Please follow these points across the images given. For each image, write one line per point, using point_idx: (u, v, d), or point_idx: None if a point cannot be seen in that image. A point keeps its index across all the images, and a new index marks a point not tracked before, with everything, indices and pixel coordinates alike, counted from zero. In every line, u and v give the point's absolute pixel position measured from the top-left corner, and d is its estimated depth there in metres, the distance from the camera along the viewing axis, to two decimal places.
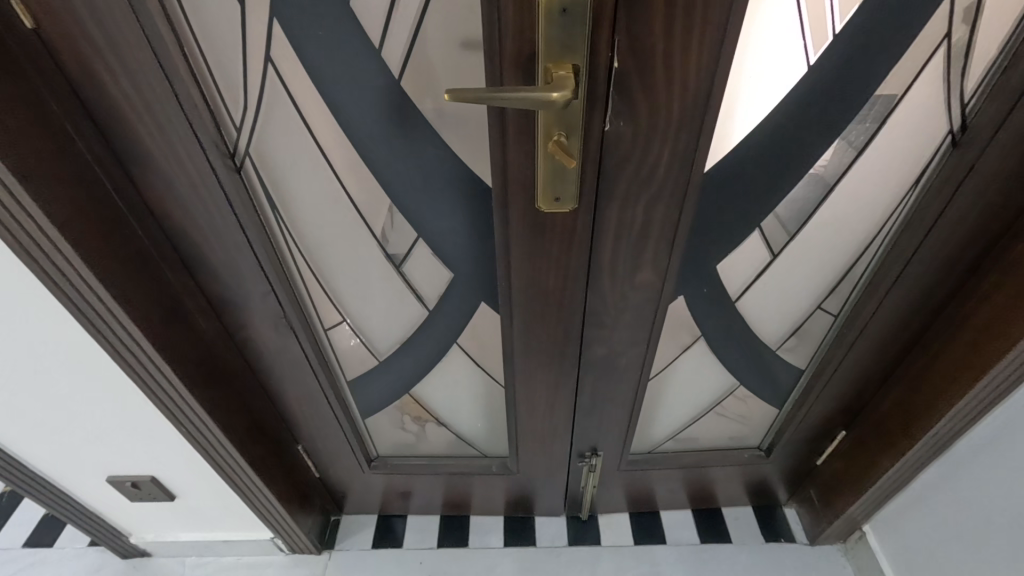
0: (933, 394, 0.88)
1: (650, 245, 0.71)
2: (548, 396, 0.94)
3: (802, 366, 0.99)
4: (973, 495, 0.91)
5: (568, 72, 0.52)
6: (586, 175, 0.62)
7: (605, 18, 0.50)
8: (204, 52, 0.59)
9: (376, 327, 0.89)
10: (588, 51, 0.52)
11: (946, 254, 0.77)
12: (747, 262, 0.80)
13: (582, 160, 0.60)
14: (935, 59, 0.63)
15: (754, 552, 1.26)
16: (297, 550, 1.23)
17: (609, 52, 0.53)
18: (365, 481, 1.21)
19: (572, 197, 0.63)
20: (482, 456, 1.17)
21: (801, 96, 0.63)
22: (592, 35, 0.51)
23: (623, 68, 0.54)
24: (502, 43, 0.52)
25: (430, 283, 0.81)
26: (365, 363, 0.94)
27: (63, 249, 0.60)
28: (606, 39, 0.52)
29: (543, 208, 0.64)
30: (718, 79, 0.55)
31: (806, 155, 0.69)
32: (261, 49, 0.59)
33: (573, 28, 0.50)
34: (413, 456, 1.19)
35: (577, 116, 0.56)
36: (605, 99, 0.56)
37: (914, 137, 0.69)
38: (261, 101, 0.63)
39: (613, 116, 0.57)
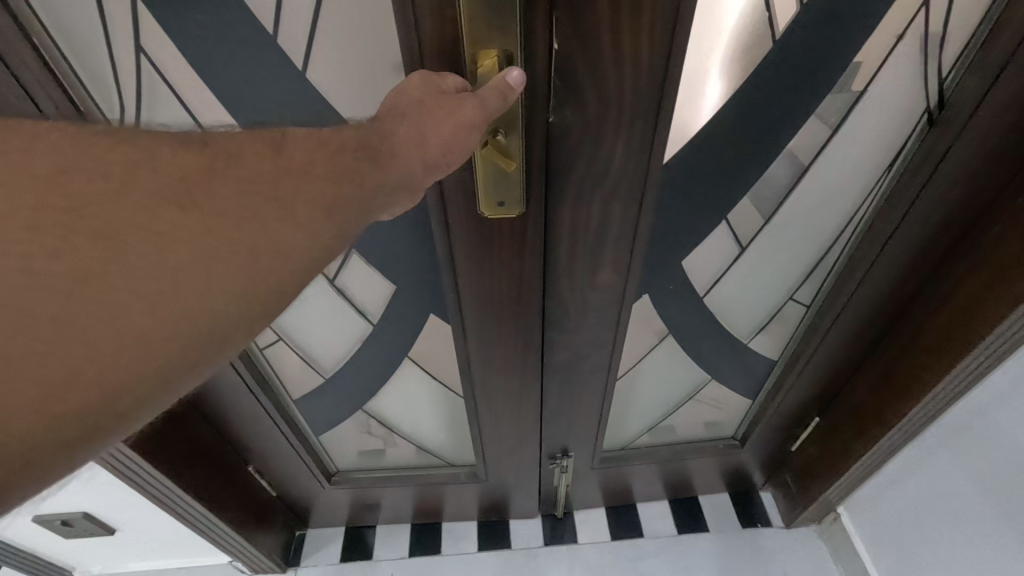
0: (907, 380, 0.85)
1: (609, 244, 0.64)
2: (511, 405, 0.89)
3: (776, 355, 0.96)
4: (948, 478, 0.89)
5: (495, 59, 0.45)
6: (532, 176, 0.55)
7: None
8: (63, 48, 0.52)
9: (321, 347, 0.82)
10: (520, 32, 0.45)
11: (921, 239, 0.73)
12: (714, 254, 0.75)
13: (525, 161, 0.53)
14: (914, 27, 0.57)
15: (730, 539, 1.25)
16: (260, 570, 1.16)
17: (549, 34, 0.46)
18: (327, 496, 1.15)
19: (518, 201, 0.56)
20: (450, 465, 1.12)
21: (768, 73, 0.57)
22: (524, 13, 0.44)
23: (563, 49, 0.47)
24: (421, 26, 0.44)
25: (370, 296, 0.74)
26: (311, 380, 0.88)
27: None
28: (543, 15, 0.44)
29: (487, 213, 0.57)
30: (673, 60, 0.48)
31: (773, 141, 0.63)
32: (130, 40, 0.53)
33: (502, 5, 0.43)
34: (377, 469, 1.13)
35: (514, 111, 0.49)
36: (546, 87, 0.49)
37: (889, 115, 0.64)
38: (139, 103, 0.57)
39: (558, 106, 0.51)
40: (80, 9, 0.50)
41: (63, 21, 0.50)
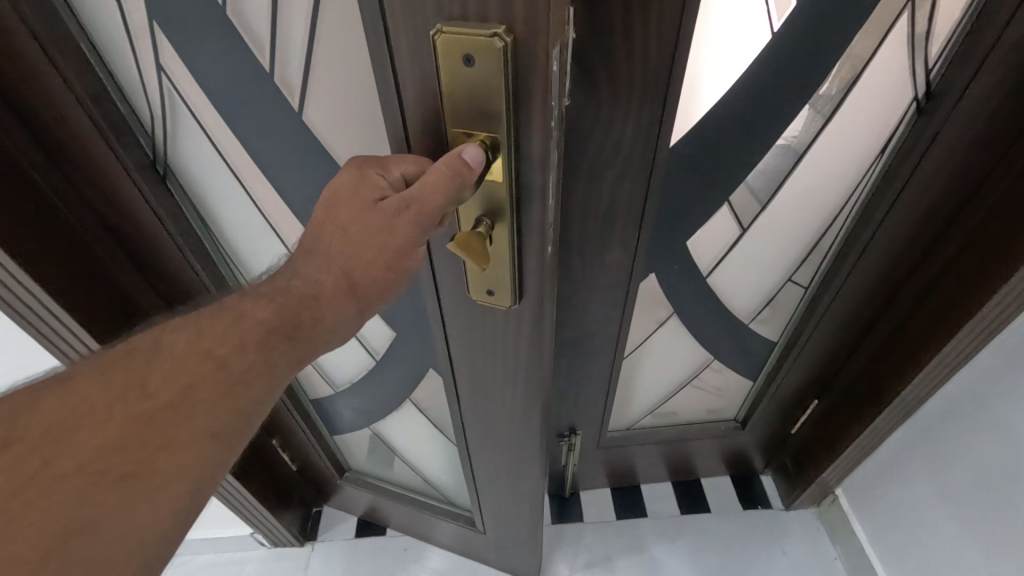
0: (901, 359, 0.89)
1: (618, 225, 0.69)
2: (509, 472, 0.85)
3: (775, 337, 1.00)
4: (940, 454, 0.94)
5: (480, 143, 0.42)
6: (520, 270, 0.51)
7: (533, 72, 0.38)
8: (100, 59, 0.58)
9: (337, 366, 0.95)
10: (510, 113, 0.40)
11: (912, 222, 0.77)
12: (717, 236, 0.79)
13: (509, 256, 0.50)
14: (899, 23, 0.62)
15: (732, 520, 1.29)
16: (279, 542, 1.23)
17: (547, 95, 0.39)
18: (342, 492, 1.23)
19: (506, 293, 0.53)
20: (450, 504, 1.14)
21: (767, 63, 0.61)
22: (516, 94, 0.39)
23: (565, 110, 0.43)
24: (403, 89, 0.42)
25: (377, 337, 0.86)
26: (323, 391, 1.02)
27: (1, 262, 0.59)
28: (544, 99, 0.39)
29: (478, 296, 0.56)
30: (680, 52, 0.52)
31: (772, 129, 0.68)
32: (151, 53, 0.58)
33: (482, 79, 0.38)
34: (383, 482, 1.19)
35: (501, 199, 0.45)
36: (547, 164, 0.43)
37: (880, 105, 0.69)
38: (163, 108, 0.63)
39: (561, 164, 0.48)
40: (112, 26, 0.56)
41: (99, 35, 0.57)
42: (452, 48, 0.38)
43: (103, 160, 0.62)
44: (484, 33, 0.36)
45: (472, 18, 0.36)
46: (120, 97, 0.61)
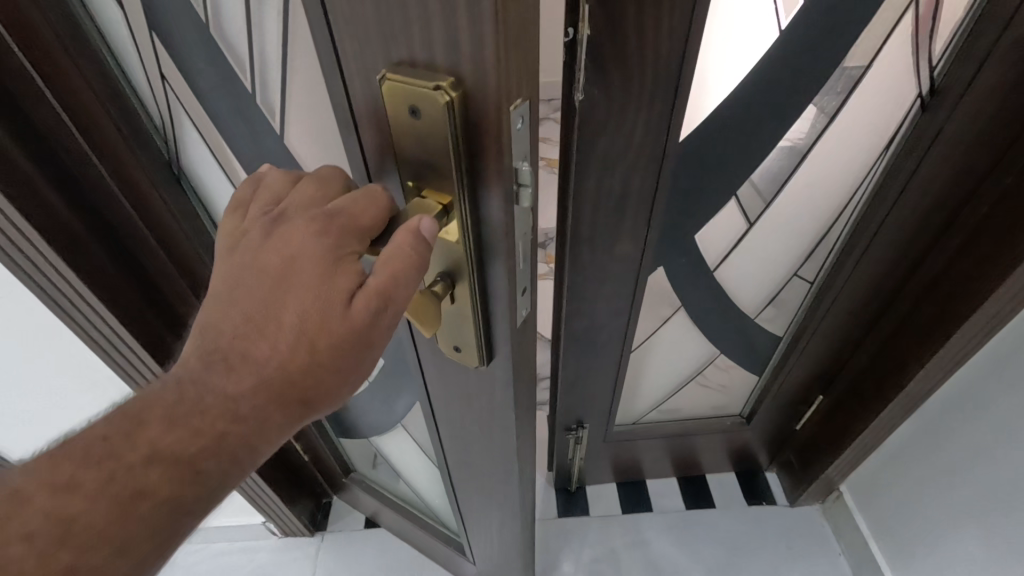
0: (906, 355, 0.91)
1: (627, 217, 0.71)
2: (490, 515, 0.82)
3: (780, 333, 1.02)
4: (944, 448, 0.95)
5: (438, 207, 0.36)
6: (491, 330, 0.45)
7: (485, 129, 0.33)
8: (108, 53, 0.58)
9: None
10: (462, 168, 0.34)
11: (915, 218, 0.79)
12: (724, 230, 0.81)
13: (480, 314, 0.44)
14: (903, 22, 0.64)
15: (737, 516, 1.30)
16: (290, 532, 1.25)
17: (502, 152, 0.34)
18: (351, 492, 1.27)
19: (477, 354, 0.47)
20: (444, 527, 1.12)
21: (773, 60, 0.63)
22: (469, 149, 0.34)
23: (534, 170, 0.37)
24: (360, 133, 0.38)
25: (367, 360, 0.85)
26: None
27: (43, 251, 0.59)
28: (497, 157, 0.34)
29: (449, 353, 0.50)
30: (691, 47, 0.54)
31: (779, 126, 0.70)
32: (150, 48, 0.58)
33: (432, 136, 0.33)
34: (386, 490, 1.21)
35: (463, 262, 0.40)
36: (509, 227, 0.38)
37: (884, 101, 0.70)
38: (167, 102, 0.63)
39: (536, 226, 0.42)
40: (117, 24, 0.56)
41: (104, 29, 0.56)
42: (398, 96, 0.33)
43: (122, 154, 0.61)
44: (429, 85, 0.31)
45: (420, 65, 0.31)
46: (130, 96, 0.61)
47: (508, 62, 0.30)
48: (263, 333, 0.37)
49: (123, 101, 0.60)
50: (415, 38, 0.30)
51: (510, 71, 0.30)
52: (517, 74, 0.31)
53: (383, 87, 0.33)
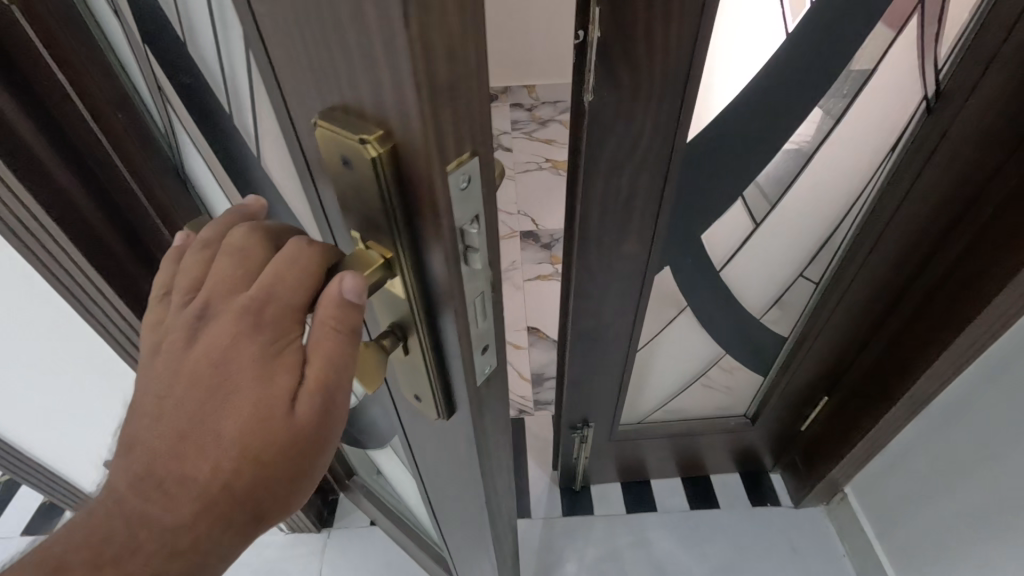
0: (910, 356, 0.91)
1: (635, 217, 0.72)
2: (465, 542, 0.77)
3: (785, 334, 1.02)
4: (949, 450, 0.95)
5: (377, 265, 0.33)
6: (452, 382, 0.42)
7: (421, 185, 0.29)
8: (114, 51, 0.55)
9: None
10: (401, 224, 0.31)
11: (920, 220, 0.79)
12: (730, 231, 0.82)
13: (436, 368, 0.40)
14: (909, 25, 0.65)
15: (741, 516, 1.31)
16: (298, 528, 1.26)
17: (446, 208, 0.30)
18: (355, 493, 1.27)
19: (438, 406, 0.44)
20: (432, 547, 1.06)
21: (780, 63, 0.64)
22: (408, 205, 0.30)
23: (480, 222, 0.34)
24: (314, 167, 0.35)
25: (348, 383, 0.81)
26: None
27: (63, 245, 0.58)
28: (435, 214, 0.30)
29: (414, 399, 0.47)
30: (699, 49, 0.56)
31: (785, 128, 0.70)
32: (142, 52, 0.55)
33: (367, 190, 0.30)
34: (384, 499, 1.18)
35: (411, 317, 0.36)
36: (456, 285, 0.34)
37: (889, 103, 0.71)
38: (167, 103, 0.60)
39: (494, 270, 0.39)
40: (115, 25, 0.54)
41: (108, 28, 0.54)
42: (331, 144, 0.29)
43: (132, 151, 0.59)
44: (355, 137, 0.28)
45: (352, 113, 0.28)
46: (135, 96, 0.59)
47: (443, 111, 0.27)
48: (199, 452, 0.34)
49: (131, 104, 0.58)
50: (343, 80, 0.27)
51: (447, 120, 0.27)
52: (457, 121, 0.28)
53: (319, 133, 0.30)
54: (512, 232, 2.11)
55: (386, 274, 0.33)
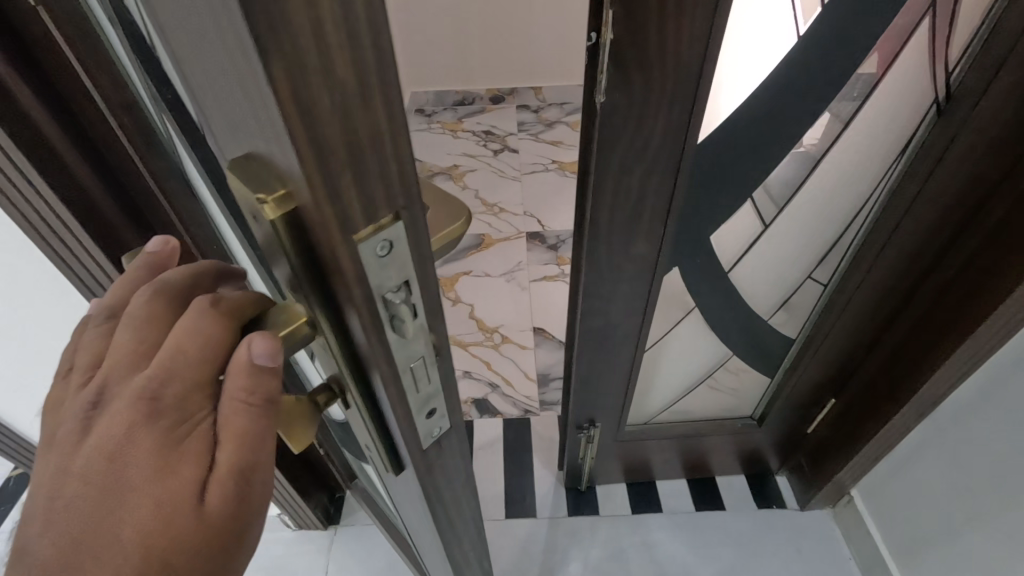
0: (918, 359, 0.91)
1: (645, 217, 0.72)
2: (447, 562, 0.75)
3: (793, 336, 1.03)
4: (956, 453, 0.95)
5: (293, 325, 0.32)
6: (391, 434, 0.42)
7: (328, 256, 0.27)
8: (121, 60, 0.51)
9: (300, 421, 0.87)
10: (316, 288, 0.29)
11: (928, 223, 0.79)
12: (738, 233, 0.82)
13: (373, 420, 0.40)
14: (919, 30, 0.65)
15: (747, 518, 1.31)
16: (304, 525, 1.27)
17: (359, 279, 0.29)
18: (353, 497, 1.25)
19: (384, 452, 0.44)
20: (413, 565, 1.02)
21: (790, 68, 0.65)
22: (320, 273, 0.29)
23: (414, 286, 0.32)
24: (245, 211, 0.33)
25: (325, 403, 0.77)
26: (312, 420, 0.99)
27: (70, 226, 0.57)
28: (346, 286, 0.29)
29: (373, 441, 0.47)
30: (711, 51, 0.56)
31: (796, 130, 0.71)
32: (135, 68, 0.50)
33: (276, 250, 0.28)
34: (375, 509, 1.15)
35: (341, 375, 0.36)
36: (380, 352, 0.33)
37: (901, 106, 0.72)
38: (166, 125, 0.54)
39: (440, 328, 0.38)
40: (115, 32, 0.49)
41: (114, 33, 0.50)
42: (241, 195, 0.27)
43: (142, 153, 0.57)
44: (254, 194, 0.25)
45: (256, 168, 0.26)
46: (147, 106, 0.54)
47: (342, 179, 0.25)
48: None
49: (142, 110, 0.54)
50: (246, 129, 0.25)
51: (352, 184, 0.25)
52: (362, 189, 0.26)
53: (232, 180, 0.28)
54: (519, 232, 2.12)
55: (304, 335, 0.32)
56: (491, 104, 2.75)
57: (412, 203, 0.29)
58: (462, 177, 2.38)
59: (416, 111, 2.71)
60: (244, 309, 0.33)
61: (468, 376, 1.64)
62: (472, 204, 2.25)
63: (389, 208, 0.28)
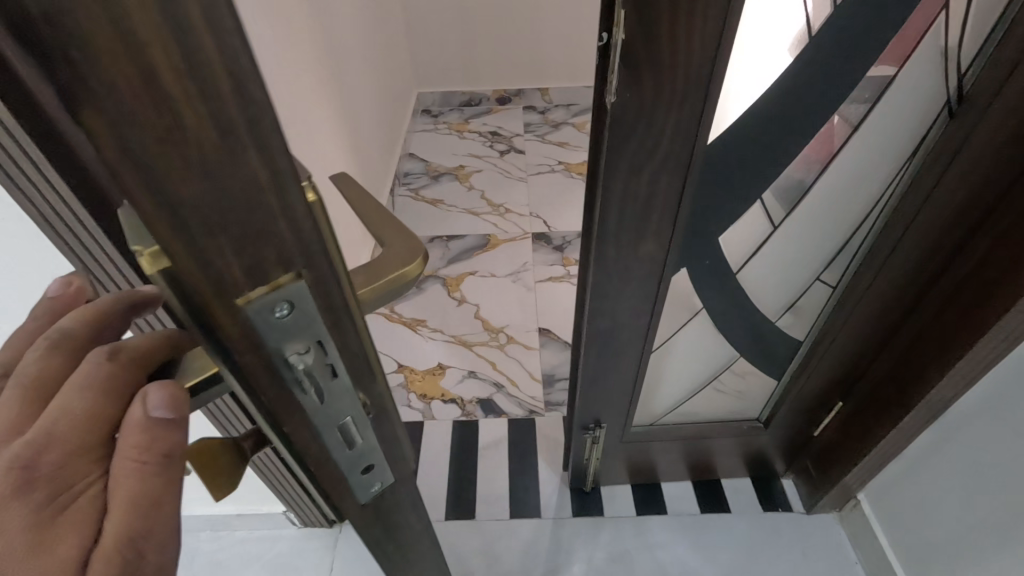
0: (926, 362, 0.91)
1: (654, 218, 0.72)
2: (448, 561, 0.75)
3: (800, 338, 1.02)
4: (964, 457, 0.94)
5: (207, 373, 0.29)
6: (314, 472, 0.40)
7: (214, 315, 0.26)
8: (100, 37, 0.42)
9: None
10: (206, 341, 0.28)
11: (938, 226, 0.79)
12: (748, 234, 0.82)
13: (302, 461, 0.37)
14: (932, 31, 0.65)
15: (752, 521, 1.30)
16: (309, 522, 1.27)
17: (248, 339, 0.28)
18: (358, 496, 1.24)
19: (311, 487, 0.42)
20: None
21: (800, 70, 0.65)
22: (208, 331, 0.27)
23: (326, 344, 0.31)
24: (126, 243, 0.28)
25: None
26: None
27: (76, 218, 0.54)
28: (237, 347, 0.28)
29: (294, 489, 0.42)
30: (722, 49, 0.56)
31: (806, 132, 0.71)
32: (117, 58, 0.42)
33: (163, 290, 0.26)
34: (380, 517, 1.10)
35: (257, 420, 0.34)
36: (289, 403, 0.33)
37: (913, 106, 0.72)
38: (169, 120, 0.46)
39: (363, 376, 0.36)
40: None
41: None
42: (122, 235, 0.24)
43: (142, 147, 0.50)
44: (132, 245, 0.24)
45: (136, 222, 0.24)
46: None
47: (207, 245, 0.23)
48: None
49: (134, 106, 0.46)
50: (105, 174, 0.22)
51: (229, 245, 0.24)
52: (235, 248, 0.24)
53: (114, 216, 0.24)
54: (525, 233, 2.12)
55: (209, 388, 0.29)
56: (497, 105, 2.76)
57: (315, 265, 0.28)
58: (468, 177, 2.39)
59: (423, 112, 2.72)
60: (148, 355, 0.28)
61: (473, 376, 1.64)
62: (478, 205, 2.25)
63: (288, 268, 0.27)
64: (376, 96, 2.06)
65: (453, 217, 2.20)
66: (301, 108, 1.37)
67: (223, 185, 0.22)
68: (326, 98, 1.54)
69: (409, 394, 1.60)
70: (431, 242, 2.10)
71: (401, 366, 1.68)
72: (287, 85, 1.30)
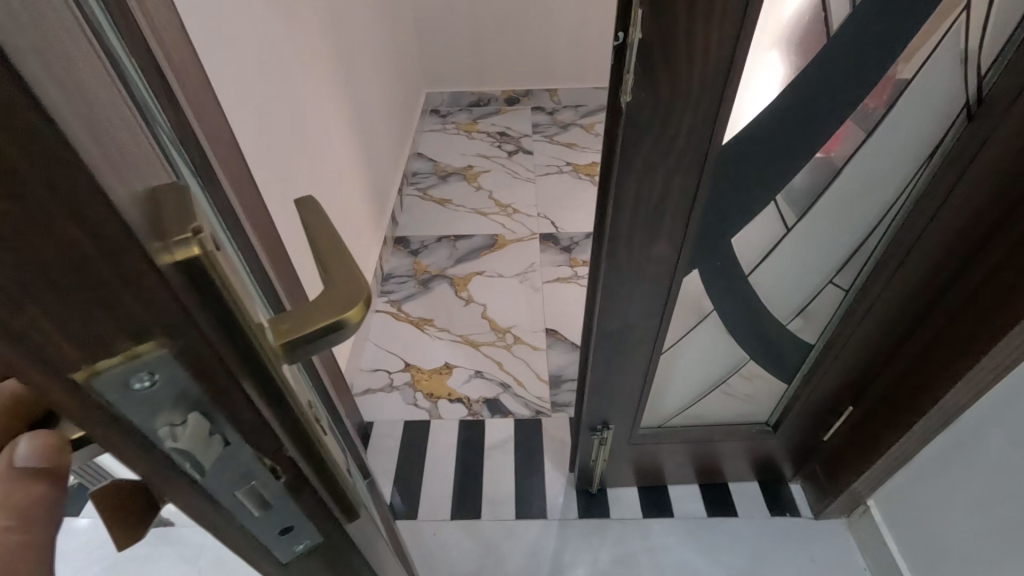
0: (939, 368, 0.90)
1: (667, 219, 0.72)
2: None
3: (811, 342, 1.02)
4: (976, 463, 0.93)
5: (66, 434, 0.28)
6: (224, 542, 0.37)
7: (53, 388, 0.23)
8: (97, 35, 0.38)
9: None
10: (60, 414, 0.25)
11: (953, 230, 0.78)
12: (761, 236, 0.81)
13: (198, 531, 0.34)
14: (952, 31, 0.65)
15: (759, 526, 1.29)
16: None
17: (100, 412, 0.25)
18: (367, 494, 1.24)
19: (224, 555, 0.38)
20: None
21: (817, 70, 0.64)
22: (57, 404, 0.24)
23: (210, 412, 0.28)
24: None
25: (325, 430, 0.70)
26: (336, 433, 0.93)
27: None
28: (91, 417, 0.25)
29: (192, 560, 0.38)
30: (740, 49, 0.56)
31: (822, 134, 0.70)
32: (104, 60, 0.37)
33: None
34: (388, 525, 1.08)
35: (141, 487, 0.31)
36: (175, 473, 0.29)
37: (930, 109, 0.71)
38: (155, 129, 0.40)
39: (272, 439, 0.33)
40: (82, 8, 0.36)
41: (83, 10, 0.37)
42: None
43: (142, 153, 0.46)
44: None
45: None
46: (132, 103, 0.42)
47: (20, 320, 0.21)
48: None
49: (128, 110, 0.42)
50: None
51: (52, 316, 0.21)
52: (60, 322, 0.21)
53: None
54: (533, 233, 2.12)
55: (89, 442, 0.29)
56: (507, 106, 2.76)
57: (179, 329, 0.25)
58: (477, 177, 2.39)
59: (432, 112, 2.73)
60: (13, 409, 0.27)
61: (480, 376, 1.64)
62: (486, 205, 2.25)
63: (141, 337, 0.24)
64: (386, 96, 2.07)
65: (461, 217, 2.20)
66: (312, 107, 1.38)
67: (13, 258, 0.19)
68: (336, 97, 1.55)
69: (415, 393, 1.61)
70: (439, 242, 2.10)
71: (408, 365, 1.68)
72: (300, 83, 1.31)
